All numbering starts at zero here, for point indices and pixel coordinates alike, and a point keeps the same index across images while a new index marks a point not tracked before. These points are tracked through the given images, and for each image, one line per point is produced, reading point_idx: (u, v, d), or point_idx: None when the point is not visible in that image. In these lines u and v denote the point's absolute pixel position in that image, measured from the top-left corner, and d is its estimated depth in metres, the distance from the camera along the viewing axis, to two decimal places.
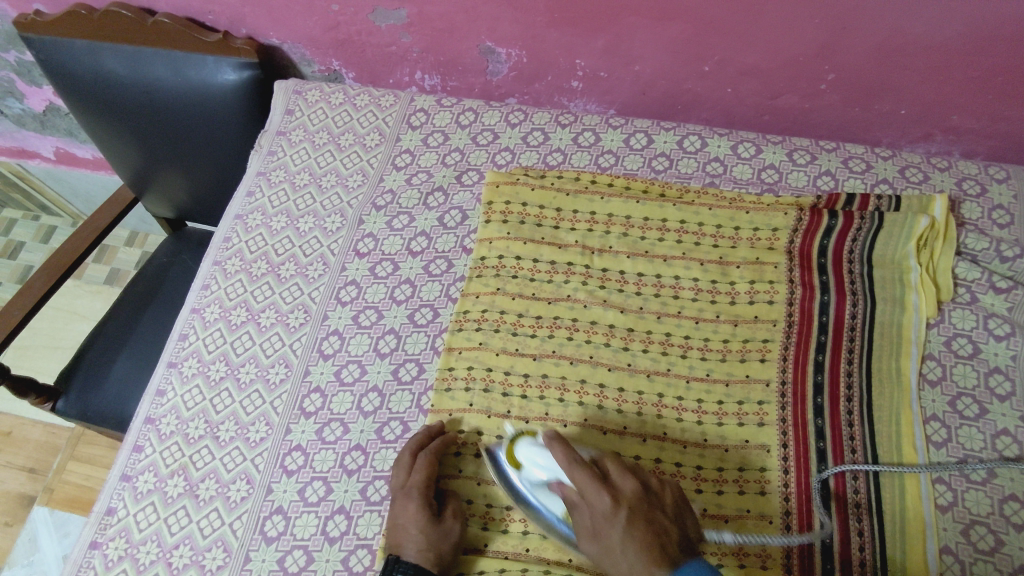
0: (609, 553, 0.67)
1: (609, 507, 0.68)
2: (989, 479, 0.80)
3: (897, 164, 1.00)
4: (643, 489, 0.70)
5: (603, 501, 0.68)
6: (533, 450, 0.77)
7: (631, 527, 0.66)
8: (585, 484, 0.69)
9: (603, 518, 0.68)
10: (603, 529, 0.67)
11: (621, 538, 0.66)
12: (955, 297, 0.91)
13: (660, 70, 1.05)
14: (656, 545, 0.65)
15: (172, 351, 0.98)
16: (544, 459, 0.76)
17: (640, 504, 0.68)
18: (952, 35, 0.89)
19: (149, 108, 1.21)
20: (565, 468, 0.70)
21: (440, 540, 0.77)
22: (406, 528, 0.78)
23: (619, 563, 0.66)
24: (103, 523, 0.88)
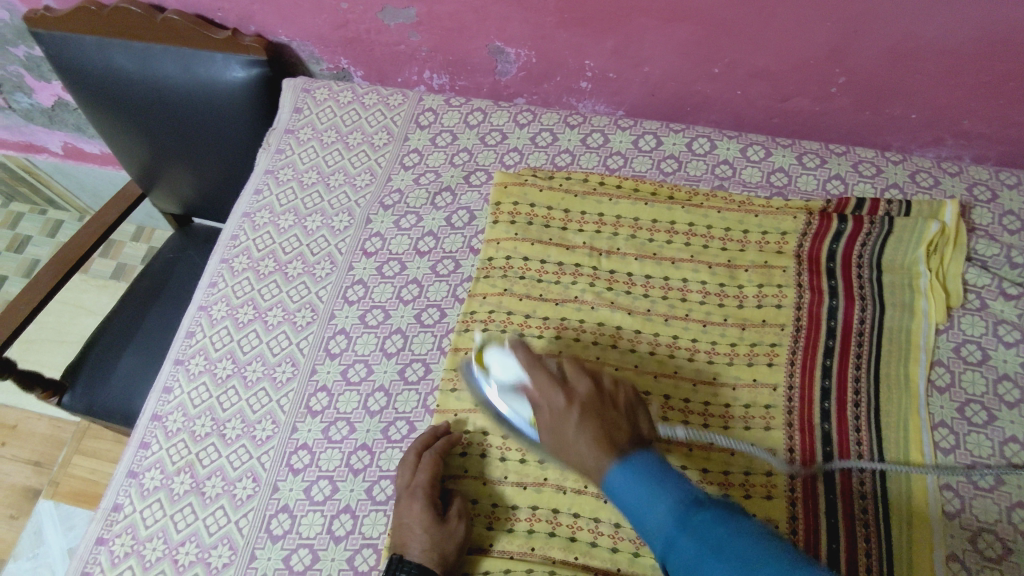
0: (565, 445, 0.71)
1: (564, 404, 0.72)
2: (997, 486, 0.80)
3: (908, 169, 1.00)
4: (598, 389, 0.74)
5: (559, 399, 0.72)
6: (500, 355, 0.80)
7: (584, 421, 0.70)
8: (543, 385, 0.74)
9: (558, 414, 0.72)
10: (559, 424, 0.72)
11: (575, 431, 0.70)
12: (965, 303, 0.91)
13: (670, 71, 1.05)
14: (606, 438, 0.69)
15: (179, 348, 0.98)
16: (508, 363, 0.79)
17: (595, 402, 0.72)
18: (964, 39, 0.89)
19: (157, 105, 1.22)
20: (527, 370, 0.75)
21: (444, 541, 0.77)
22: (411, 527, 0.78)
23: (574, 454, 0.70)
24: (109, 519, 0.88)
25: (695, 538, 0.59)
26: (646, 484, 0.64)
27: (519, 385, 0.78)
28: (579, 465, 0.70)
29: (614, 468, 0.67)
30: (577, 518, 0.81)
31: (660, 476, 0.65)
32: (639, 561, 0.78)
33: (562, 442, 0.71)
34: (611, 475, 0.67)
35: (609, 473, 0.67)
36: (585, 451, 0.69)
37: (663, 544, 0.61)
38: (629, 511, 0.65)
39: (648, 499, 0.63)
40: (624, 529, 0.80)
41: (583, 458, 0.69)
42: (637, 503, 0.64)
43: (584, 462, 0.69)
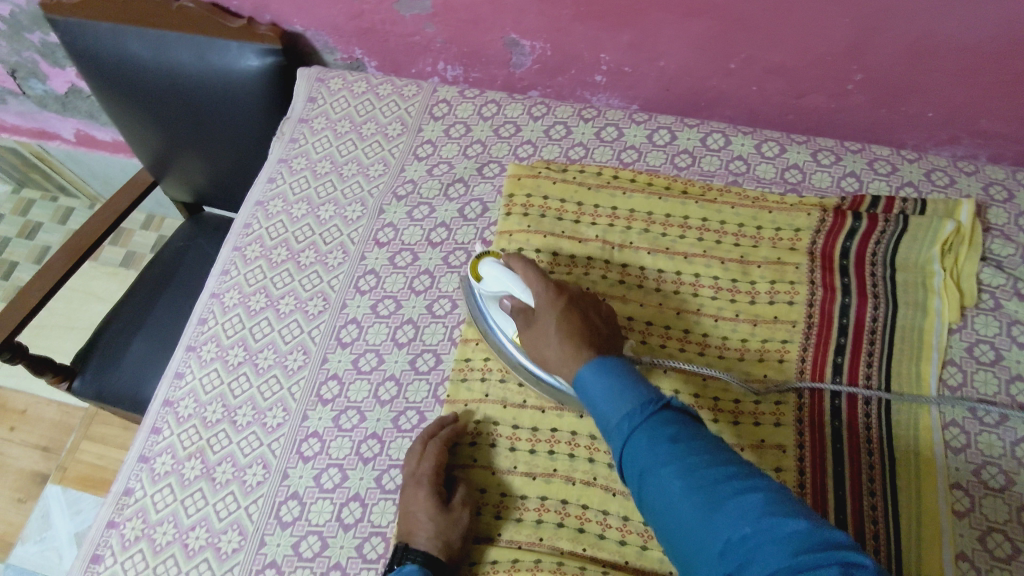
0: (543, 338, 0.77)
1: (551, 301, 0.79)
2: (1008, 486, 0.80)
3: (923, 167, 0.99)
4: (584, 295, 0.81)
5: (547, 296, 0.79)
6: (495, 267, 0.84)
7: (566, 315, 0.77)
8: (535, 287, 0.80)
9: (544, 308, 0.78)
10: (542, 318, 0.78)
11: (557, 322, 0.76)
12: (979, 303, 0.90)
13: (686, 66, 1.05)
14: (584, 332, 0.75)
15: (191, 335, 0.99)
16: (502, 277, 0.83)
17: (580, 304, 0.79)
18: (985, 38, 0.88)
19: (171, 93, 1.22)
20: (523, 274, 0.82)
21: (449, 528, 0.77)
22: (416, 514, 0.78)
23: (549, 346, 0.76)
24: (120, 503, 0.88)
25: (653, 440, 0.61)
26: (615, 385, 0.67)
27: (510, 294, 0.83)
28: (551, 358, 0.75)
29: (585, 364, 0.71)
30: (586, 510, 0.81)
31: (629, 378, 0.67)
32: (648, 554, 0.78)
33: (541, 335, 0.77)
34: (582, 368, 0.70)
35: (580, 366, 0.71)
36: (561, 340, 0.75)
37: (621, 440, 0.64)
38: (593, 404, 0.68)
39: (613, 397, 0.66)
40: (633, 522, 0.80)
41: (556, 350, 0.75)
42: (603, 398, 0.67)
43: (557, 354, 0.75)
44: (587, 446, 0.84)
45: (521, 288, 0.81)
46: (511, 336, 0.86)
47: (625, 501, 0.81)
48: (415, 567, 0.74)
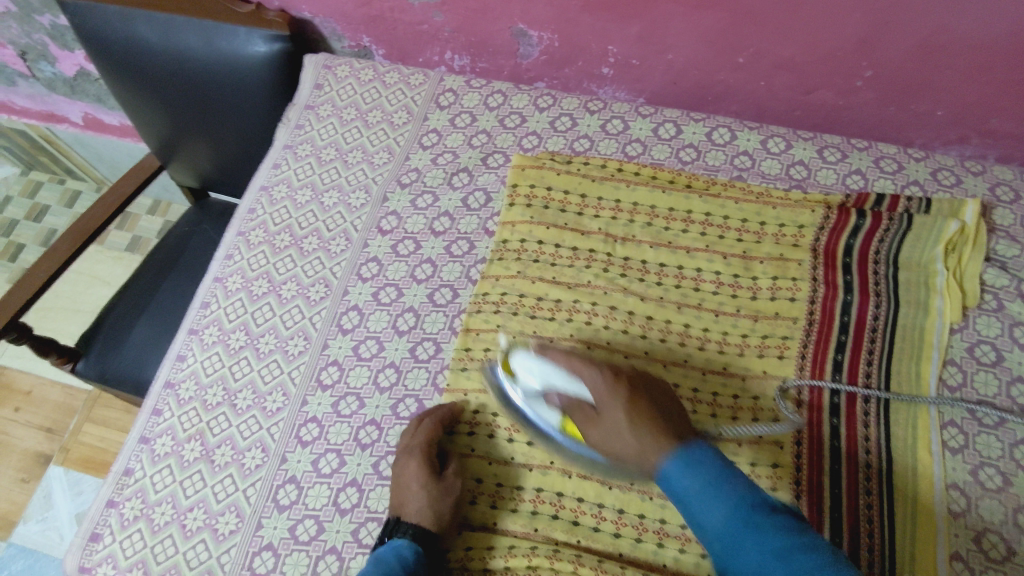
0: (613, 433, 0.72)
1: (610, 389, 0.73)
2: (1005, 486, 0.80)
3: (930, 166, 0.99)
4: (639, 375, 0.77)
5: (604, 384, 0.74)
6: (528, 362, 0.79)
7: (634, 402, 0.72)
8: (586, 373, 0.75)
9: (605, 398, 0.73)
10: (605, 410, 0.73)
11: (624, 413, 0.71)
12: (982, 304, 0.90)
13: (694, 59, 1.04)
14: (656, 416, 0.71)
15: (194, 318, 0.99)
16: (540, 367, 0.78)
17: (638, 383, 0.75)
18: (997, 36, 0.88)
19: (179, 77, 1.22)
20: (567, 363, 0.77)
21: (442, 498, 0.79)
22: (408, 485, 0.80)
23: (624, 440, 0.71)
24: (120, 483, 0.89)
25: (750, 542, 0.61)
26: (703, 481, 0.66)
27: (553, 387, 0.78)
28: (627, 450, 0.71)
29: (670, 457, 0.68)
30: (582, 502, 0.81)
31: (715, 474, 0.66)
32: (642, 547, 0.78)
33: (608, 429, 0.72)
34: (668, 466, 0.68)
35: (663, 461, 0.68)
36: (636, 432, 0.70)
37: (725, 547, 0.63)
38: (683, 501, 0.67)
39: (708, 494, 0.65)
40: (628, 514, 0.80)
41: (633, 442, 0.70)
42: (694, 501, 0.65)
43: (636, 447, 0.70)
44: None
45: (563, 379, 0.77)
46: (557, 426, 0.80)
47: (621, 494, 0.81)
48: (406, 540, 0.75)
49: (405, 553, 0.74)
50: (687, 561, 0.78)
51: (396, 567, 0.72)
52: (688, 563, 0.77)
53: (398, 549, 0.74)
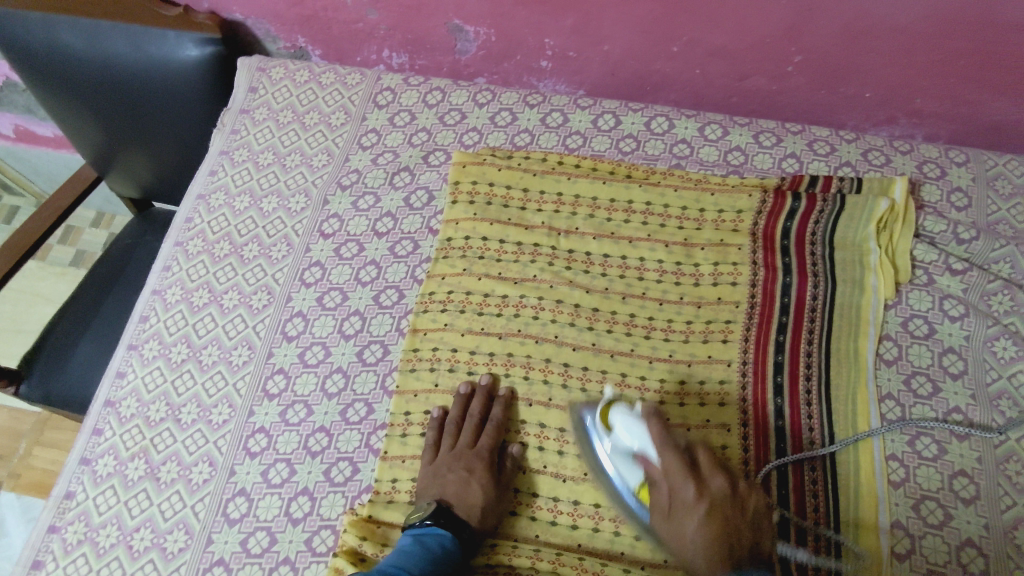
0: (677, 534, 0.69)
1: (691, 497, 0.68)
2: (940, 455, 0.82)
3: (860, 147, 1.01)
4: (733, 490, 0.70)
5: (689, 490, 0.69)
6: (629, 421, 0.74)
7: (706, 526, 0.67)
8: (674, 473, 0.69)
9: (685, 505, 0.69)
10: (680, 512, 0.69)
11: (696, 530, 0.67)
12: (912, 279, 0.93)
13: (629, 50, 1.05)
14: (726, 548, 0.67)
15: (132, 333, 0.97)
16: (641, 433, 0.72)
17: (726, 506, 0.68)
18: (917, 18, 0.90)
19: (109, 85, 1.18)
20: (659, 449, 0.71)
21: (490, 509, 0.80)
22: (468, 478, 0.81)
23: (686, 545, 0.69)
24: (61, 507, 0.86)
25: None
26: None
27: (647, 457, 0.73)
28: (686, 556, 0.69)
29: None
30: (537, 497, 0.83)
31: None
32: (598, 536, 0.80)
33: (675, 528, 0.69)
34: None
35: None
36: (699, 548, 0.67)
37: None
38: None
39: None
40: (583, 505, 0.82)
41: (692, 555, 0.68)
42: None
43: (694, 559, 0.68)
44: (537, 433, 0.86)
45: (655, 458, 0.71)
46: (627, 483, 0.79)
47: (575, 486, 0.82)
48: (447, 534, 0.76)
49: (448, 544, 0.76)
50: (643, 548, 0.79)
51: (440, 557, 0.74)
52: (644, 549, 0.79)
53: (441, 538, 0.76)
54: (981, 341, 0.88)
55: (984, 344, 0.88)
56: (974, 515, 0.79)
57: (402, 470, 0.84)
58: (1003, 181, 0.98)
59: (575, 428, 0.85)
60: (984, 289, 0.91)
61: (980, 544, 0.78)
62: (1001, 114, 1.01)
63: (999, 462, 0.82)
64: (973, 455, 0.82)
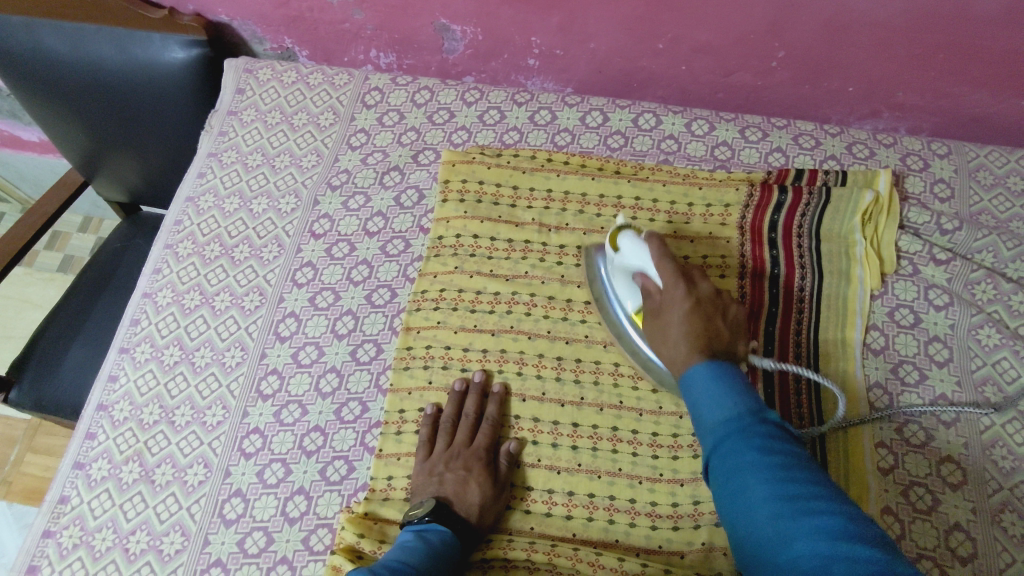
0: (664, 328, 0.76)
1: (680, 294, 0.75)
2: (927, 441, 0.84)
3: (845, 140, 1.03)
4: (719, 296, 0.77)
5: (678, 289, 0.76)
6: (634, 243, 0.82)
7: (689, 315, 0.74)
8: (665, 278, 0.77)
9: (672, 298, 0.76)
10: (667, 309, 0.76)
11: (680, 319, 0.74)
12: (898, 269, 0.94)
13: (615, 47, 1.06)
14: (703, 332, 0.72)
15: (123, 337, 0.97)
16: (641, 254, 0.81)
17: (710, 305, 0.75)
18: (895, 13, 0.92)
19: (95, 88, 1.17)
20: (655, 258, 0.79)
21: (490, 506, 0.80)
22: (465, 477, 0.81)
23: (669, 338, 0.75)
24: (56, 512, 0.86)
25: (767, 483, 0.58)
26: (719, 387, 0.66)
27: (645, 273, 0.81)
28: (668, 351, 0.75)
29: (698, 363, 0.69)
30: (531, 490, 0.84)
31: (738, 383, 0.66)
32: (593, 525, 0.81)
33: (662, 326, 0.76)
34: (695, 368, 0.69)
35: (690, 365, 0.70)
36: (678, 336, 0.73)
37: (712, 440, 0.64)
38: (692, 400, 0.68)
39: (715, 402, 0.65)
40: (578, 495, 0.83)
41: (674, 340, 0.73)
42: (704, 397, 0.66)
43: (675, 346, 0.73)
44: (531, 427, 0.86)
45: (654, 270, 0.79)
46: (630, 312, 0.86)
47: (569, 478, 0.83)
48: (447, 530, 0.76)
49: (449, 539, 0.75)
50: (638, 536, 0.80)
51: (442, 550, 0.73)
52: (639, 537, 0.80)
53: (442, 533, 0.75)
54: (965, 329, 0.90)
55: (969, 332, 0.90)
56: (962, 499, 0.80)
57: (397, 468, 0.85)
58: (984, 172, 1.00)
59: (568, 420, 0.86)
60: (968, 278, 0.93)
61: (968, 528, 0.79)
62: (981, 106, 1.03)
63: (984, 447, 0.83)
64: (959, 440, 0.84)
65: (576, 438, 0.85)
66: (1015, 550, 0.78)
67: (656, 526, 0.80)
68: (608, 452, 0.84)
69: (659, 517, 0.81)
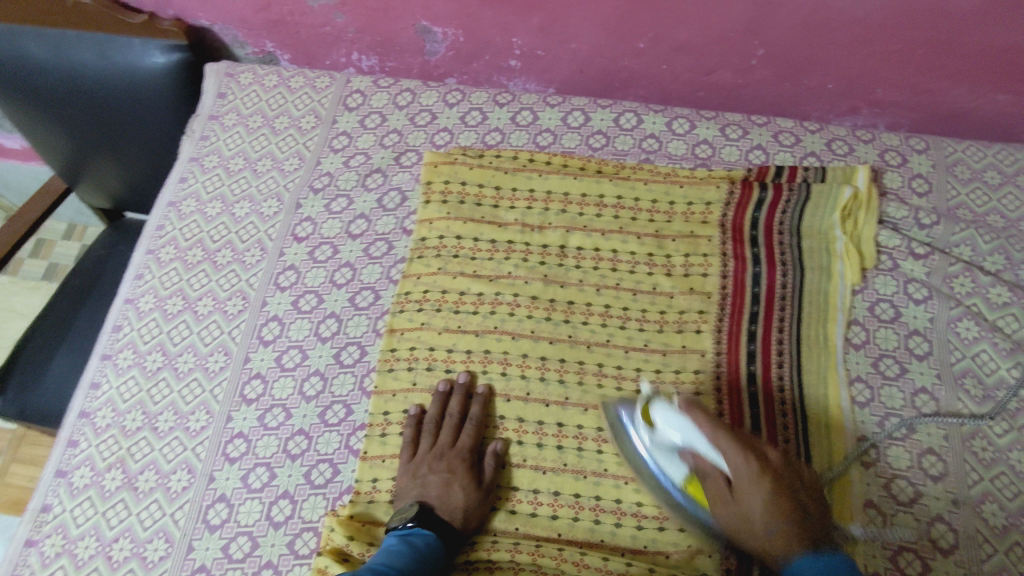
0: (744, 514, 0.71)
1: (753, 475, 0.70)
2: (909, 434, 0.85)
3: (824, 137, 1.04)
4: (786, 462, 0.73)
5: (748, 469, 0.71)
6: (672, 416, 0.75)
7: (774, 502, 0.70)
8: (729, 458, 0.72)
9: (745, 482, 0.71)
10: (742, 493, 0.71)
11: (764, 506, 0.70)
12: (878, 264, 0.95)
13: (596, 47, 1.06)
14: (795, 514, 0.69)
15: (106, 343, 0.96)
16: (686, 427, 0.74)
17: (783, 477, 0.71)
18: (872, 10, 0.92)
19: (76, 94, 1.16)
20: (709, 436, 0.72)
21: (476, 509, 0.80)
22: (449, 480, 0.81)
23: (755, 526, 0.71)
24: (38, 520, 0.85)
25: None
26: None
27: (695, 449, 0.75)
28: (755, 537, 0.71)
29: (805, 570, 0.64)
30: (516, 491, 0.83)
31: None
32: (579, 525, 0.81)
33: (741, 511, 0.71)
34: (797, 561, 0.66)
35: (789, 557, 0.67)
36: (765, 524, 0.70)
37: None
38: None
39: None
40: (564, 495, 0.83)
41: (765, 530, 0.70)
42: None
43: (768, 536, 0.69)
44: (516, 427, 0.86)
45: (708, 447, 0.73)
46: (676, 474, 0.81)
47: (555, 478, 0.84)
48: (431, 534, 0.76)
49: (434, 543, 0.75)
50: (624, 536, 0.81)
51: (427, 554, 0.73)
52: (624, 537, 0.81)
53: (427, 537, 0.75)
54: (944, 322, 0.91)
55: (948, 326, 0.91)
56: (943, 491, 0.81)
57: (382, 470, 0.84)
58: (962, 166, 1.01)
59: (553, 420, 0.86)
60: (947, 272, 0.94)
61: (950, 518, 0.80)
62: (958, 101, 1.04)
63: (965, 439, 0.84)
64: (939, 432, 0.85)
65: (561, 438, 0.85)
66: (995, 541, 0.78)
67: (641, 526, 0.81)
68: (593, 452, 0.85)
69: (644, 517, 0.81)
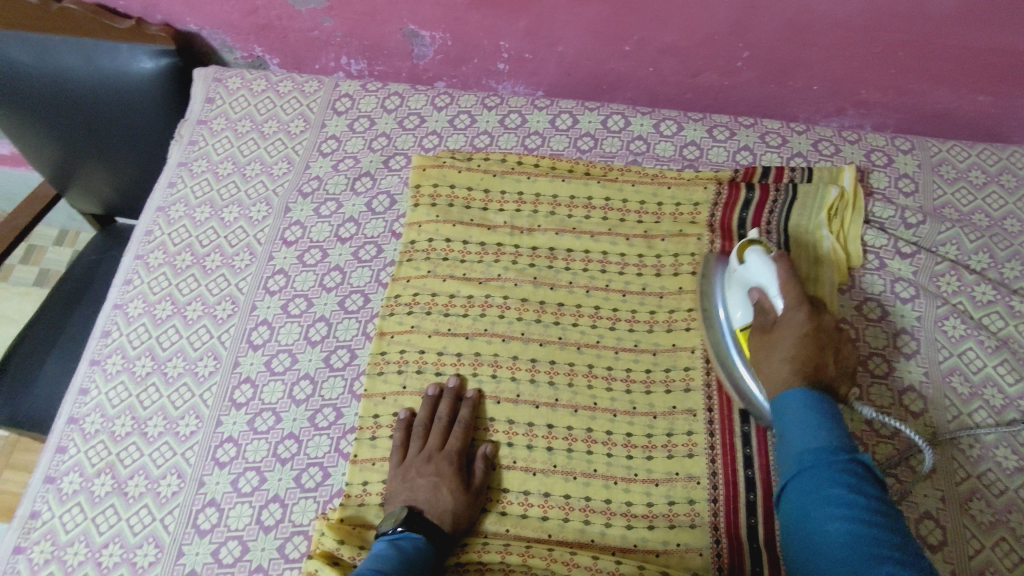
0: (770, 347, 0.77)
1: (799, 319, 0.76)
2: (897, 432, 0.85)
3: (811, 138, 1.04)
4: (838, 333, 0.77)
5: (798, 315, 0.77)
6: (761, 261, 0.81)
7: (801, 345, 0.75)
8: (787, 303, 0.78)
9: (790, 323, 0.77)
10: (781, 330, 0.77)
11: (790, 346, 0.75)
12: (865, 263, 0.95)
13: (583, 50, 1.07)
14: (810, 365, 0.74)
15: (94, 349, 0.96)
16: (765, 272, 0.81)
17: (826, 337, 0.76)
18: (855, 12, 0.93)
19: (65, 101, 1.17)
20: (782, 281, 0.79)
21: (465, 509, 0.80)
22: (437, 482, 0.81)
23: (772, 362, 0.76)
24: (26, 527, 0.85)
25: (847, 522, 0.61)
26: (816, 418, 0.69)
27: (762, 292, 0.81)
28: (766, 371, 0.77)
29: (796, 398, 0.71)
30: (507, 492, 0.84)
31: (830, 415, 0.70)
32: (569, 526, 0.82)
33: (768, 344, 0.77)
34: (792, 392, 0.72)
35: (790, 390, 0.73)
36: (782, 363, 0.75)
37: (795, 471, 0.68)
38: (788, 426, 0.71)
39: (809, 432, 0.68)
40: (554, 496, 0.83)
41: (777, 363, 0.75)
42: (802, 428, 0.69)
43: (778, 369, 0.75)
44: (506, 429, 0.87)
45: (775, 294, 0.80)
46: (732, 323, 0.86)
47: (545, 478, 0.84)
48: (420, 536, 0.76)
49: (423, 546, 0.75)
50: (614, 535, 0.81)
51: (415, 557, 0.73)
52: (615, 536, 0.81)
53: (415, 540, 0.75)
54: (931, 321, 0.91)
55: (935, 324, 0.91)
56: (932, 488, 0.82)
57: (372, 473, 0.84)
58: (947, 166, 1.02)
59: (544, 421, 0.87)
60: (933, 271, 0.94)
61: (938, 515, 0.80)
62: (943, 101, 1.05)
63: (952, 436, 0.85)
64: (927, 430, 0.85)
65: (552, 439, 0.86)
66: (983, 537, 0.79)
67: (632, 525, 0.81)
68: (583, 452, 0.85)
69: (634, 516, 0.82)
